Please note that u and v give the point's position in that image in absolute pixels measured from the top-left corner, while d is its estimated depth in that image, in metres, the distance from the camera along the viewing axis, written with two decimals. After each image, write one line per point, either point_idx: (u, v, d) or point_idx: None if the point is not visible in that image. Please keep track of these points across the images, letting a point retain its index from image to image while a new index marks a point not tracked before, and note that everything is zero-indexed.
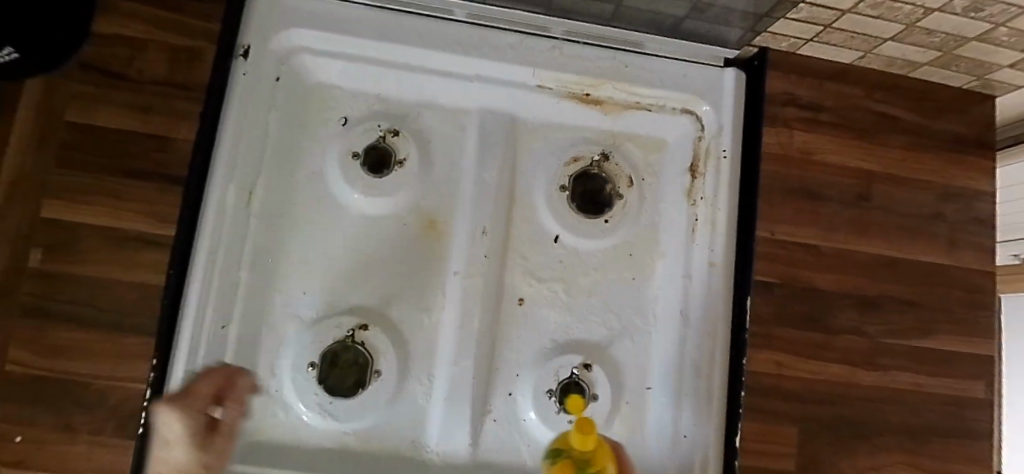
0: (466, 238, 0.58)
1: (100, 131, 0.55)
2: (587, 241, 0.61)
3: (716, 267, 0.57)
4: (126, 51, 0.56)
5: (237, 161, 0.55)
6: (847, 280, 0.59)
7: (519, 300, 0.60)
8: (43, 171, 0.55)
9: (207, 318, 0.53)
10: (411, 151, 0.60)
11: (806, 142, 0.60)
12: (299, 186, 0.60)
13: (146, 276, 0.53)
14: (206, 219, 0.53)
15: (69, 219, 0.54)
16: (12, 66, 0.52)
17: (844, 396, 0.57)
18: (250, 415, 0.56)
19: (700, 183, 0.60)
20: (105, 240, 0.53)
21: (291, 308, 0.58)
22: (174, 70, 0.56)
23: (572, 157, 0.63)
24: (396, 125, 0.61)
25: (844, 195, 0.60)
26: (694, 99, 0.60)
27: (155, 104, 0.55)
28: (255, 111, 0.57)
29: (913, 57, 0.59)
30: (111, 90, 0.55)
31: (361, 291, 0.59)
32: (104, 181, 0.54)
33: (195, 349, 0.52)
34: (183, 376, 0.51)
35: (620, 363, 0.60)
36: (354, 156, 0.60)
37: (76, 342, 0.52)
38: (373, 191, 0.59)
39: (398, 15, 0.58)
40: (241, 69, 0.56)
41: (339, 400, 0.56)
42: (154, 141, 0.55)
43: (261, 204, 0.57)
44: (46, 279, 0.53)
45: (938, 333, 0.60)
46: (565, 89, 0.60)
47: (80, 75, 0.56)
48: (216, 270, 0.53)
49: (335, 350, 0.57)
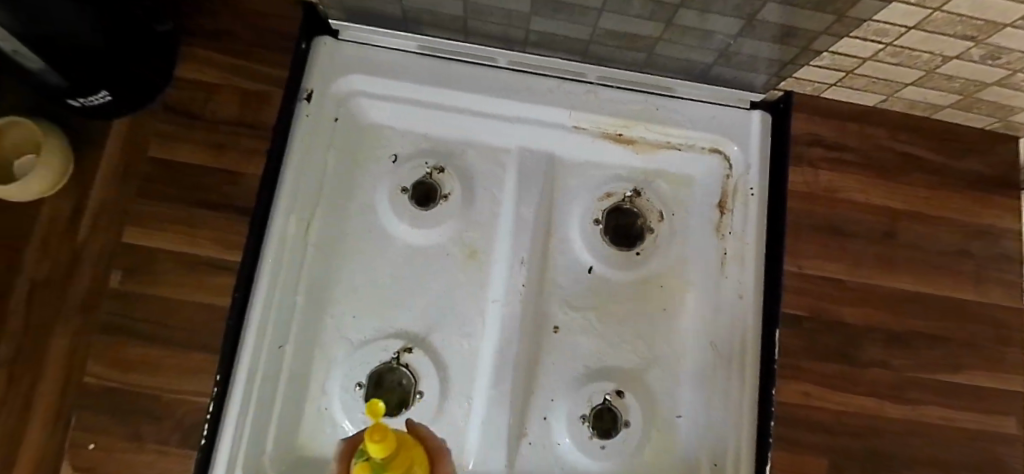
0: (506, 268, 0.62)
1: (179, 165, 0.60)
2: (620, 272, 0.64)
3: (745, 299, 0.60)
4: (202, 94, 0.62)
5: (298, 194, 0.60)
6: (875, 314, 0.61)
7: (554, 327, 0.63)
8: (126, 200, 0.60)
9: (266, 338, 0.57)
10: (455, 186, 0.65)
11: (831, 181, 0.63)
12: (352, 216, 0.65)
13: (214, 297, 0.58)
14: (269, 246, 0.58)
15: (146, 244, 0.59)
16: (114, 111, 0.61)
17: (874, 428, 0.58)
18: (300, 430, 0.60)
19: (729, 218, 0.63)
20: (178, 264, 0.58)
21: (342, 330, 0.62)
22: (246, 111, 0.62)
23: (606, 193, 0.66)
24: (442, 162, 0.66)
25: (869, 231, 0.62)
26: (722, 139, 0.64)
27: (228, 141, 0.61)
28: (315, 148, 0.62)
29: (935, 101, 0.61)
30: (189, 129, 0.61)
31: (406, 316, 0.63)
32: (181, 210, 0.59)
33: (255, 367, 0.56)
34: (243, 391, 0.55)
35: (653, 391, 0.62)
36: (403, 190, 0.64)
37: (148, 357, 0.57)
38: (419, 222, 0.63)
39: (446, 62, 0.64)
40: (305, 110, 0.62)
41: (384, 419, 0.59)
42: (226, 175, 0.60)
43: (318, 233, 0.62)
44: (123, 299, 0.58)
45: (969, 368, 0.61)
46: (599, 130, 0.65)
47: (162, 115, 0.62)
48: (276, 294, 0.58)
49: (380, 371, 0.61)
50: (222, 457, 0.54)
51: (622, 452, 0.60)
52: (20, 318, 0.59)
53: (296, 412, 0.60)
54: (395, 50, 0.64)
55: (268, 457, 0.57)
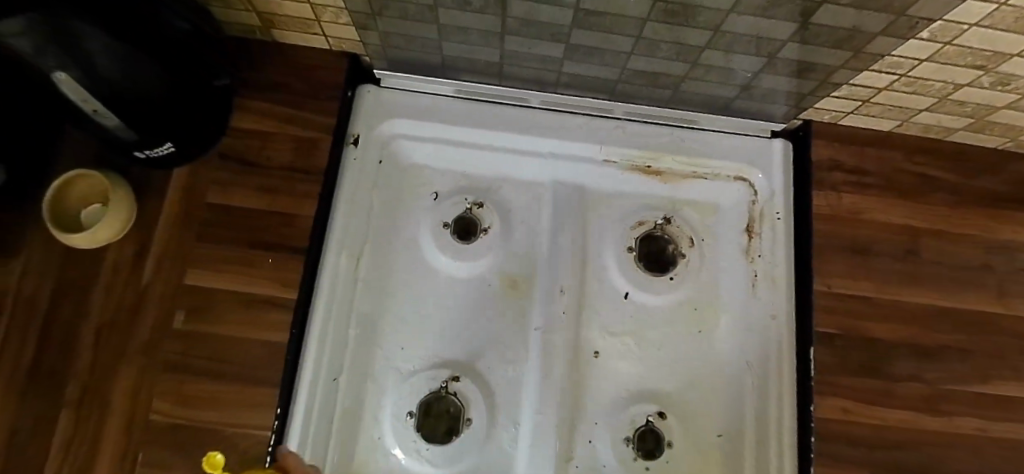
0: (546, 297, 0.65)
1: (236, 210, 0.64)
2: (655, 297, 0.67)
3: (778, 319, 0.63)
4: (257, 141, 0.66)
5: (348, 233, 0.64)
6: (905, 330, 0.63)
7: (594, 352, 0.66)
8: (185, 243, 0.63)
9: (323, 371, 0.60)
10: (494, 220, 0.68)
11: (854, 203, 0.66)
12: (397, 252, 0.68)
13: (272, 334, 0.60)
14: (322, 284, 0.62)
15: (206, 286, 0.62)
16: (171, 163, 0.64)
17: (911, 442, 0.60)
18: (355, 461, 0.62)
19: (757, 242, 0.66)
20: (239, 303, 0.61)
21: (392, 361, 0.65)
22: (298, 157, 0.65)
23: (637, 221, 0.69)
24: (480, 198, 0.70)
25: (893, 250, 0.65)
26: (747, 168, 0.67)
27: (281, 186, 0.64)
28: (363, 189, 0.66)
29: (948, 124, 0.65)
30: (245, 176, 0.65)
31: (452, 346, 0.65)
32: (239, 252, 0.63)
33: (313, 399, 0.59)
34: (304, 423, 0.58)
35: (693, 412, 0.64)
36: (445, 226, 0.68)
37: (212, 393, 0.59)
38: (462, 255, 0.67)
39: (481, 104, 0.68)
40: (352, 155, 0.66)
41: (435, 446, 0.62)
42: (281, 217, 0.64)
43: (367, 269, 0.65)
44: (185, 339, 0.60)
45: (1000, 380, 0.62)
46: (629, 162, 0.68)
47: (219, 163, 0.65)
48: (331, 329, 0.61)
49: (429, 400, 0.63)
50: None
51: (666, 472, 0.62)
52: (86, 359, 0.60)
53: (351, 441, 0.62)
54: (434, 95, 0.68)
55: None
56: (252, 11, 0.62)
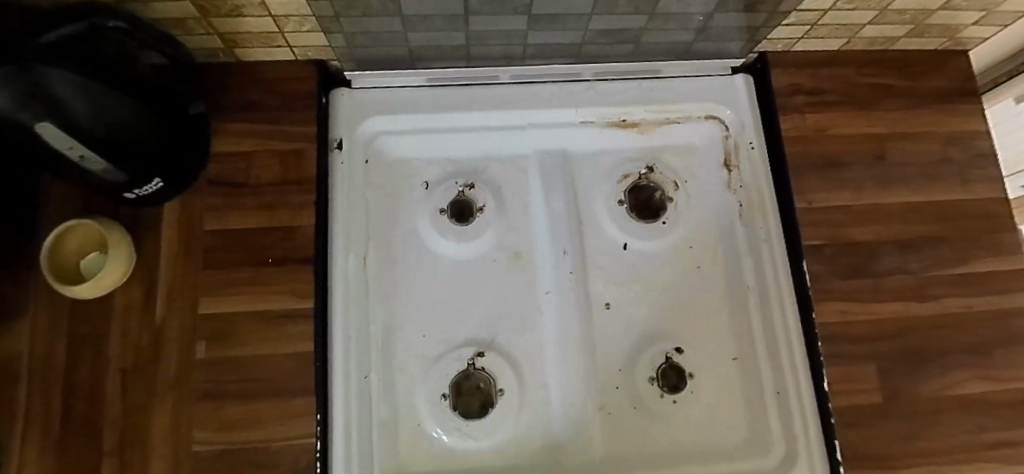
0: (552, 261, 0.68)
1: (236, 232, 0.64)
2: (651, 242, 0.70)
3: (771, 241, 0.67)
4: (243, 162, 0.66)
5: (351, 234, 0.66)
6: (883, 229, 0.68)
7: (605, 304, 0.69)
8: (192, 274, 0.64)
9: (354, 370, 0.62)
10: (487, 198, 0.70)
11: (819, 121, 0.70)
12: (401, 245, 0.70)
13: (297, 344, 0.61)
14: (336, 287, 0.64)
15: (222, 311, 0.62)
16: (163, 197, 0.64)
17: (906, 328, 0.65)
18: (400, 449, 0.64)
19: (736, 172, 0.71)
20: (258, 321, 0.62)
21: (416, 350, 0.67)
22: (287, 171, 0.66)
23: (623, 174, 0.73)
24: (471, 179, 0.72)
25: (861, 158, 0.70)
26: (715, 106, 0.71)
27: (276, 201, 0.65)
28: (356, 190, 0.67)
29: (891, 33, 0.69)
30: (238, 197, 0.65)
31: (472, 324, 0.68)
32: (248, 272, 0.63)
33: (350, 398, 0.61)
34: (346, 421, 0.60)
35: (707, 343, 0.68)
36: (442, 212, 0.70)
37: (250, 412, 0.59)
38: (464, 235, 0.69)
39: (455, 89, 0.70)
40: (339, 159, 0.68)
41: (473, 422, 0.64)
42: (283, 231, 0.64)
43: (375, 266, 0.67)
44: (212, 365, 0.61)
45: (974, 258, 0.68)
46: (604, 120, 0.71)
47: (209, 190, 0.66)
48: (353, 329, 0.63)
49: (458, 380, 0.66)
50: None
51: (692, 401, 0.66)
52: (116, 404, 0.60)
53: (393, 432, 0.64)
54: (407, 87, 0.70)
55: None
56: (213, 34, 0.61)
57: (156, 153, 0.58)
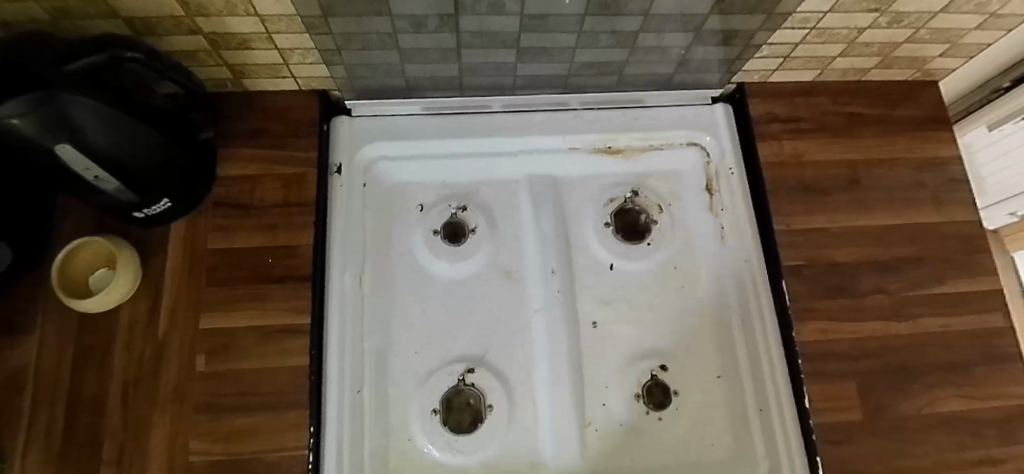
0: (540, 280, 0.71)
1: (239, 251, 0.68)
2: (637, 262, 0.73)
3: (750, 262, 0.69)
4: (248, 185, 0.70)
5: (349, 253, 0.69)
6: (861, 250, 0.70)
7: (592, 322, 0.71)
8: (195, 290, 0.66)
9: (347, 384, 0.64)
10: (479, 220, 0.74)
11: (796, 148, 0.74)
12: (396, 264, 0.73)
13: (294, 358, 0.63)
14: (333, 303, 0.66)
15: (224, 326, 0.65)
16: (171, 216, 0.68)
17: (886, 347, 0.67)
18: (391, 465, 0.65)
19: (718, 197, 0.74)
20: (257, 336, 0.64)
21: (409, 366, 0.69)
22: (289, 193, 0.70)
23: (609, 198, 0.76)
24: (463, 201, 0.75)
25: (838, 182, 0.73)
26: (697, 133, 0.75)
27: (278, 222, 0.69)
28: (353, 211, 0.71)
29: (862, 65, 0.73)
30: (242, 218, 0.69)
31: (463, 341, 0.70)
32: (249, 289, 0.66)
33: (342, 411, 0.63)
34: (338, 434, 0.61)
35: (692, 361, 0.70)
36: (436, 233, 0.74)
37: (246, 424, 0.61)
38: (457, 255, 0.72)
39: (449, 116, 0.74)
40: (338, 181, 0.71)
41: (463, 436, 0.65)
42: (284, 251, 0.67)
43: (372, 284, 0.70)
44: (211, 379, 0.63)
45: (950, 279, 0.70)
46: (592, 146, 0.74)
47: (214, 210, 0.69)
48: (348, 344, 0.65)
49: (449, 395, 0.67)
50: None
51: (677, 418, 0.68)
52: (117, 416, 0.62)
53: (384, 447, 0.65)
54: (404, 116, 0.74)
55: None
56: (222, 65, 0.66)
57: (167, 174, 0.62)
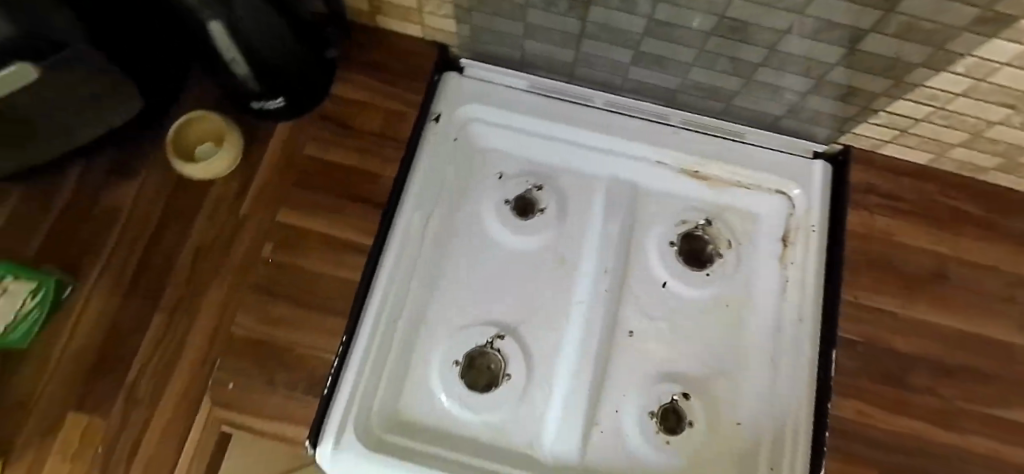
0: (590, 275, 0.72)
1: (328, 164, 0.73)
2: (691, 289, 0.72)
3: (804, 322, 0.68)
4: (353, 109, 0.75)
5: (423, 194, 0.73)
6: (925, 346, 0.67)
7: (628, 331, 0.71)
8: (281, 186, 0.72)
9: (385, 310, 0.67)
10: (550, 202, 0.75)
11: (886, 225, 0.71)
12: (462, 220, 0.75)
13: (349, 272, 0.68)
14: (395, 234, 0.70)
15: (297, 225, 0.70)
16: (280, 116, 0.74)
17: (925, 451, 0.63)
18: (401, 398, 0.68)
19: (791, 250, 0.72)
20: (322, 242, 0.69)
21: (445, 315, 0.71)
22: (387, 126, 0.75)
23: (681, 219, 0.75)
24: (541, 181, 0.76)
25: (920, 272, 0.70)
26: (788, 183, 0.73)
27: (371, 149, 0.73)
28: (439, 158, 0.75)
29: (981, 162, 0.70)
30: (340, 135, 0.74)
31: (501, 308, 0.72)
32: (328, 199, 0.71)
33: (373, 333, 0.66)
34: (363, 352, 0.65)
35: (716, 401, 0.68)
36: (506, 203, 0.75)
37: (289, 316, 0.66)
38: (521, 229, 0.74)
39: (552, 99, 0.77)
40: (433, 129, 0.75)
41: (475, 394, 0.67)
42: (368, 175, 0.72)
43: (435, 229, 0.73)
44: (271, 268, 0.68)
45: (1019, 406, 0.65)
46: (678, 165, 0.75)
47: (317, 122, 0.75)
48: (398, 275, 0.69)
49: (473, 354, 0.69)
50: (338, 407, 0.62)
51: (685, 450, 0.66)
52: (184, 273, 0.69)
53: (401, 379, 0.68)
54: (510, 88, 0.77)
55: (375, 414, 0.65)
56: None
57: (291, 77, 0.68)
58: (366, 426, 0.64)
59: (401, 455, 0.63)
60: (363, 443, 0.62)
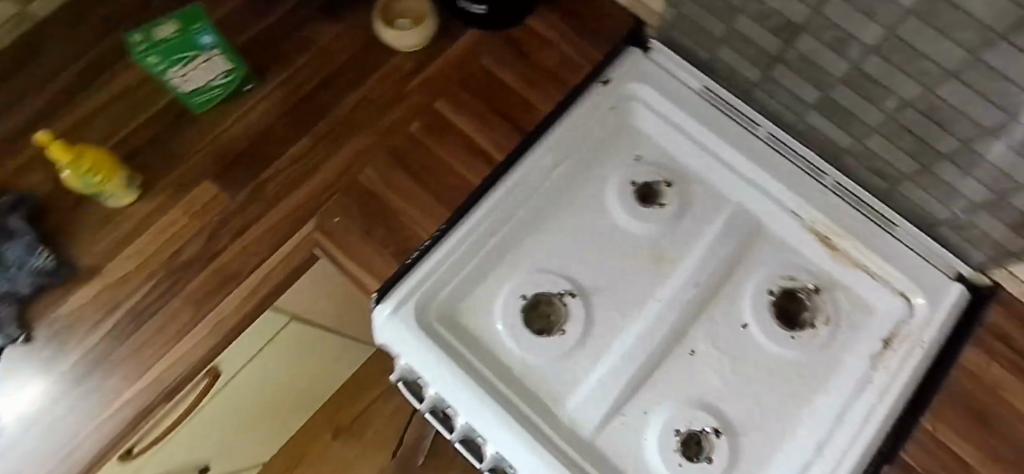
0: (679, 283, 0.71)
1: (496, 79, 0.77)
2: (772, 342, 0.70)
3: (868, 426, 0.64)
4: (538, 43, 0.79)
5: (563, 140, 0.73)
6: None
7: (690, 349, 0.71)
8: (448, 80, 0.77)
9: (486, 221, 0.70)
10: (673, 201, 0.74)
11: (1001, 377, 0.66)
12: (587, 180, 0.76)
13: (474, 177, 0.73)
14: (524, 162, 0.72)
15: (448, 118, 0.75)
16: (475, 22, 0.79)
17: None
18: (463, 302, 0.71)
19: (890, 354, 0.68)
20: (461, 141, 0.74)
21: (533, 253, 0.73)
22: (560, 70, 0.78)
23: (790, 275, 0.73)
24: (673, 179, 0.76)
25: (1017, 440, 0.64)
26: (917, 291, 0.69)
27: (538, 83, 0.77)
28: (593, 116, 0.75)
29: None
30: (517, 60, 0.78)
31: (585, 272, 0.73)
32: (482, 108, 0.76)
33: (468, 235, 0.69)
34: (452, 246, 0.69)
35: (743, 454, 0.66)
36: (631, 184, 0.75)
37: (407, 187, 0.72)
38: (636, 212, 0.73)
39: (719, 112, 0.77)
40: (598, 88, 0.76)
41: (528, 332, 0.69)
42: (525, 104, 0.76)
43: (559, 175, 0.74)
44: (411, 143, 0.74)
45: None
46: (813, 224, 0.73)
47: (502, 40, 0.79)
48: (510, 197, 0.71)
49: (541, 298, 0.71)
50: (412, 279, 0.67)
51: None
52: (339, 114, 0.76)
53: (470, 287, 0.71)
54: (685, 85, 0.78)
55: (436, 304, 0.68)
56: None
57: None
58: (426, 307, 0.67)
59: (443, 348, 0.66)
60: (418, 320, 0.66)
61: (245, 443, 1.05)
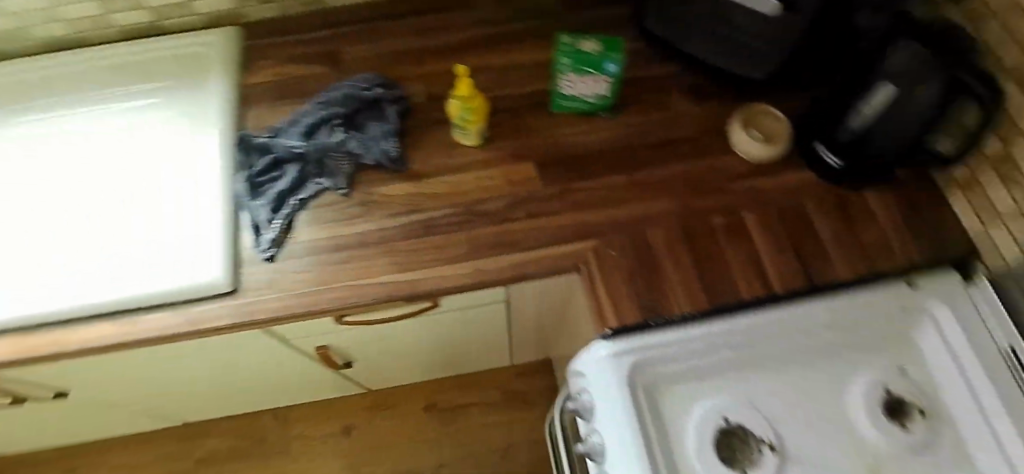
0: None
1: (809, 223, 0.79)
2: None
3: None
4: (866, 215, 0.80)
5: (843, 310, 0.72)
6: None
7: None
8: (766, 199, 0.80)
9: (734, 331, 0.70)
10: (921, 432, 0.67)
11: None
12: (843, 358, 0.72)
13: (745, 289, 0.74)
14: (797, 306, 0.72)
15: (749, 230, 0.78)
16: (820, 167, 0.80)
17: None
18: (666, 386, 0.69)
19: None
20: (750, 255, 0.77)
21: (756, 387, 0.69)
22: (874, 249, 0.77)
23: None
24: (930, 413, 0.69)
25: None
26: None
27: (847, 249, 0.77)
28: (882, 307, 0.73)
29: None
30: (837, 219, 0.80)
31: (797, 437, 0.66)
32: (783, 239, 0.78)
33: (711, 330, 0.70)
34: (695, 332, 0.70)
35: None
36: (886, 389, 0.69)
37: (684, 262, 0.76)
38: (880, 417, 0.67)
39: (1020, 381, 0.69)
40: (902, 286, 0.74)
41: (713, 453, 0.63)
42: (824, 259, 0.77)
43: (820, 337, 0.72)
44: (706, 230, 0.78)
45: None
46: None
47: (833, 195, 0.81)
48: (767, 326, 0.71)
49: (741, 432, 0.66)
50: (646, 337, 0.70)
51: None
52: (658, 172, 0.82)
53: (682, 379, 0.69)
54: (991, 336, 0.72)
55: (648, 370, 0.68)
56: (977, 172, 0.75)
57: (869, 155, 0.74)
58: (640, 366, 0.68)
59: (634, 408, 0.64)
60: (630, 369, 0.67)
61: (381, 366, 1.15)
